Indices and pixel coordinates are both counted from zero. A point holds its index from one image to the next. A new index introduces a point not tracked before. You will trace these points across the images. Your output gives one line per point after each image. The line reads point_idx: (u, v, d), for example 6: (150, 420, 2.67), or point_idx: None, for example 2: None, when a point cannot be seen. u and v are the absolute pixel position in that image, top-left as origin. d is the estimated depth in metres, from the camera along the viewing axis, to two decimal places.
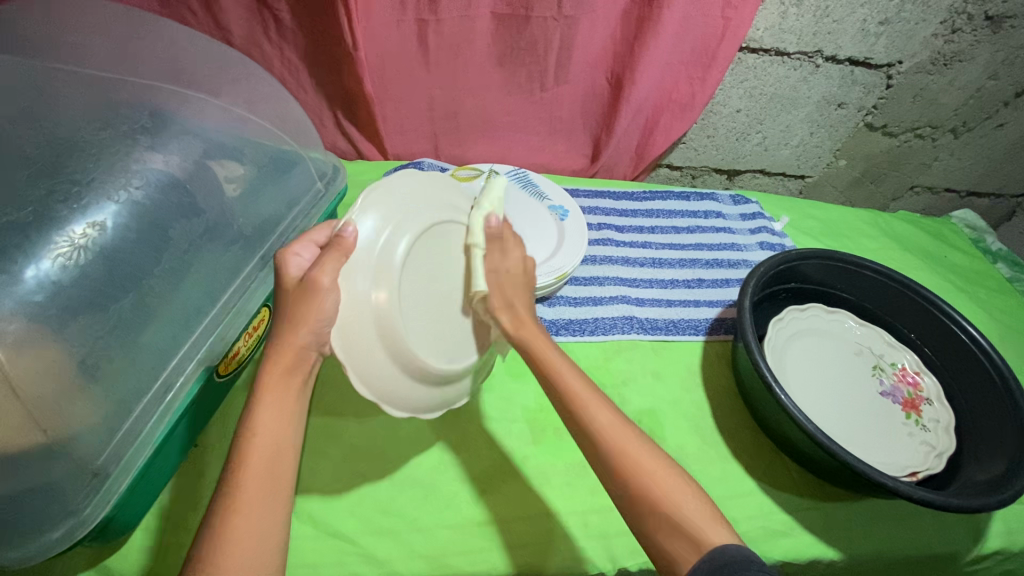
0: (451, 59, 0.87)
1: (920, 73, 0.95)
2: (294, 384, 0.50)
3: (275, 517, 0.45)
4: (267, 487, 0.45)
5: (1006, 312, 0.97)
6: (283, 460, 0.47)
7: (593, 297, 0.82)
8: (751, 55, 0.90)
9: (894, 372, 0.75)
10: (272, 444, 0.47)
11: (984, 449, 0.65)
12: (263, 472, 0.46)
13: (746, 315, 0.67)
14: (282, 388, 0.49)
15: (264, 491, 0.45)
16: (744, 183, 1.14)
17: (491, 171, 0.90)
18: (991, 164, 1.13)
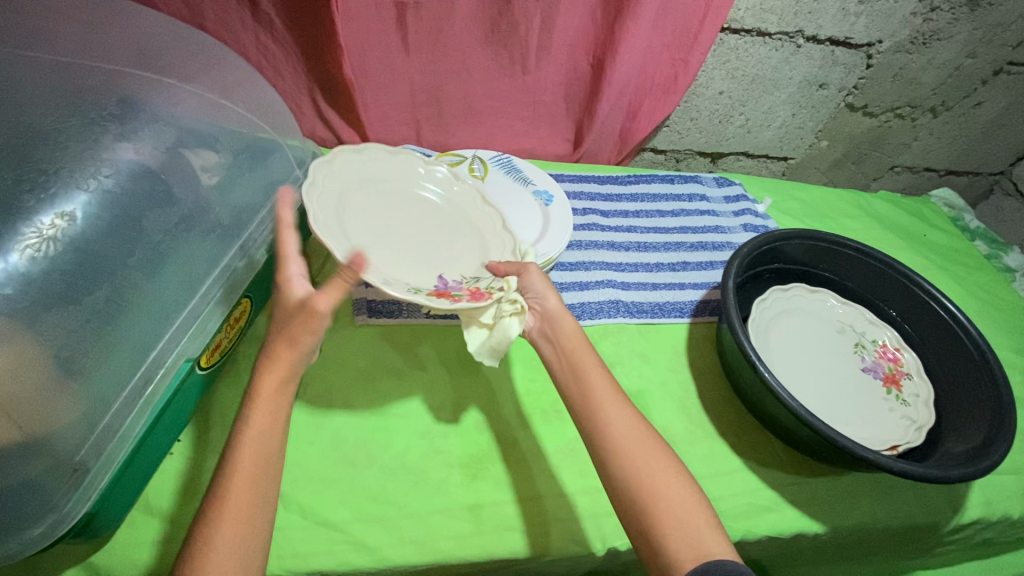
0: (430, 43, 0.86)
1: (900, 52, 0.95)
2: (285, 397, 0.50)
3: (259, 518, 0.45)
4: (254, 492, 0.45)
5: (985, 288, 0.99)
6: (271, 467, 0.47)
7: (579, 281, 0.82)
8: (732, 36, 0.89)
9: (875, 349, 0.76)
10: (258, 456, 0.47)
11: (961, 421, 0.67)
12: (252, 477, 0.46)
13: (730, 295, 0.67)
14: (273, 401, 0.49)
15: (251, 497, 0.45)
16: (728, 166, 1.14)
17: (474, 157, 0.89)
18: (969, 142, 1.14)
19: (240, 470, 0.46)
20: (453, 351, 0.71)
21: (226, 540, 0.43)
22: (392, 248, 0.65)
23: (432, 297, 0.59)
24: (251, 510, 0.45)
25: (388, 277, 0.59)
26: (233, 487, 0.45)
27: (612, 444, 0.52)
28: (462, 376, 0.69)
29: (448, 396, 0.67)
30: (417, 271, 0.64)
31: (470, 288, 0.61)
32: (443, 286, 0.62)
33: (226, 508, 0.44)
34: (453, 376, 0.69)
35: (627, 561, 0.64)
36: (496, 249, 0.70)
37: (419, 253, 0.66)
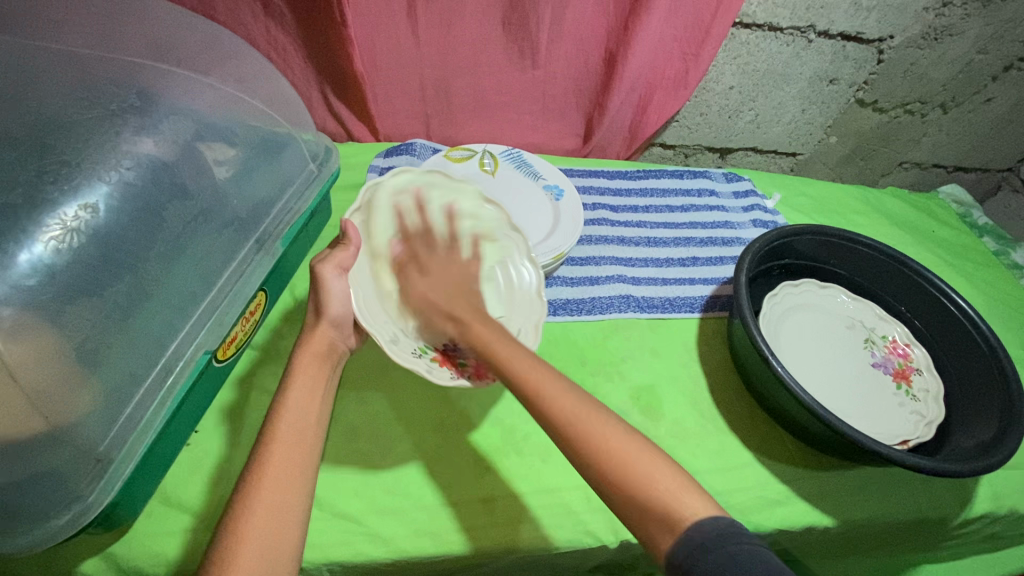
0: (441, 37, 0.86)
1: (911, 48, 0.95)
2: (323, 367, 0.55)
3: (298, 482, 0.48)
4: (293, 455, 0.49)
5: (992, 285, 0.99)
6: (310, 435, 0.51)
7: (590, 275, 0.82)
8: (744, 30, 0.89)
9: (885, 344, 0.76)
10: (298, 422, 0.51)
11: (971, 415, 0.68)
12: (289, 445, 0.49)
13: (743, 290, 0.67)
14: (315, 367, 0.55)
15: (292, 461, 0.49)
16: (737, 161, 1.14)
17: (485, 151, 0.89)
18: (978, 139, 1.14)
19: (281, 437, 0.49)
20: None
21: (267, 495, 0.46)
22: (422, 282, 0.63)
23: (434, 366, 0.58)
24: (289, 470, 0.48)
25: (398, 332, 0.60)
26: (275, 449, 0.49)
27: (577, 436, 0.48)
28: None
29: (461, 390, 0.67)
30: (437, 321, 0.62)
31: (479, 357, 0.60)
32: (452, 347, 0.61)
33: (264, 469, 0.47)
34: None
35: (638, 554, 0.65)
36: (520, 313, 0.64)
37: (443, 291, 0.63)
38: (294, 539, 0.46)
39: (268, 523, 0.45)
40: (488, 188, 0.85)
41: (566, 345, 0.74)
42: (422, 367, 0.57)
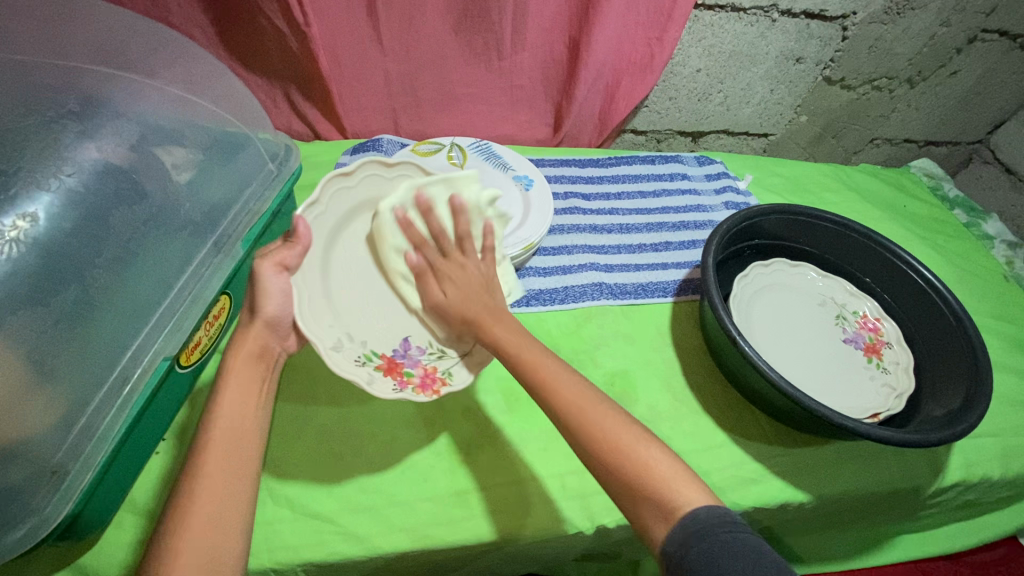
0: (403, 31, 0.86)
1: (874, 24, 0.95)
2: (258, 370, 0.55)
3: (238, 484, 0.48)
4: (229, 457, 0.49)
5: (964, 256, 1.00)
6: (245, 438, 0.50)
7: (563, 264, 0.82)
8: (707, 12, 0.88)
9: (856, 320, 0.77)
10: (229, 425, 0.50)
11: (940, 382, 0.68)
12: (223, 452, 0.49)
13: (710, 272, 0.67)
14: (250, 372, 0.54)
15: (224, 471, 0.48)
16: (709, 145, 1.13)
17: (452, 144, 0.89)
18: (946, 112, 1.15)
19: (212, 446, 0.49)
20: None
21: (203, 500, 0.46)
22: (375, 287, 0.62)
23: (377, 376, 0.57)
24: (229, 473, 0.48)
25: (343, 337, 0.58)
26: (208, 451, 0.49)
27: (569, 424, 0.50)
28: None
29: None
30: (382, 324, 0.61)
31: (423, 368, 0.58)
32: (400, 355, 0.59)
33: (198, 477, 0.47)
34: None
35: (617, 539, 0.65)
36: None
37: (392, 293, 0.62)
38: (232, 548, 0.46)
39: (202, 538, 0.44)
40: None
41: (540, 334, 0.74)
42: (363, 378, 0.55)
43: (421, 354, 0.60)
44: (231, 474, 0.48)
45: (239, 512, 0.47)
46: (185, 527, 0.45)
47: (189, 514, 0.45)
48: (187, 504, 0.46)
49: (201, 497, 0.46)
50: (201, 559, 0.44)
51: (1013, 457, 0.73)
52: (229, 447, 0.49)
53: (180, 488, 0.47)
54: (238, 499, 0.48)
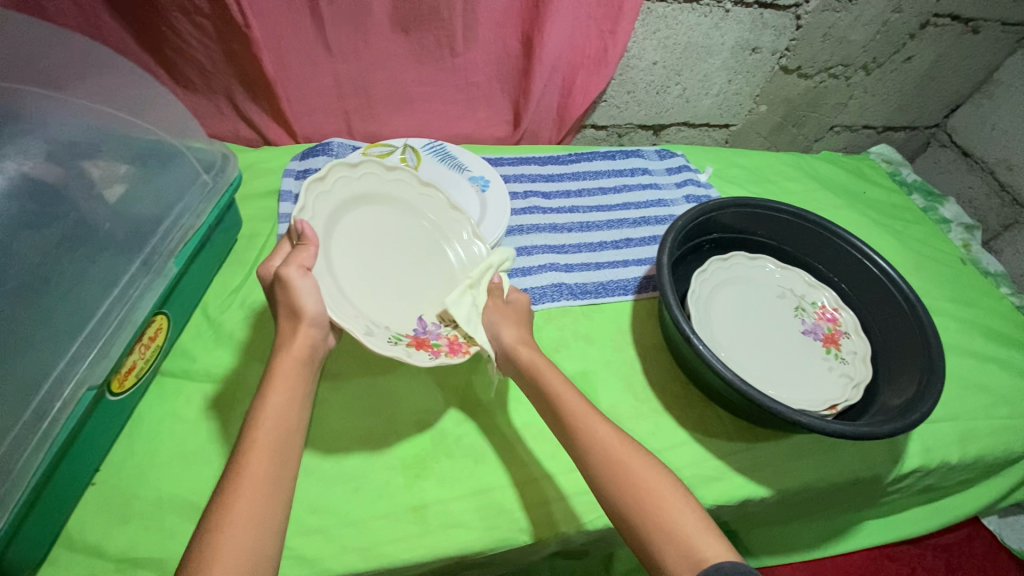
0: (348, 30, 0.83)
1: (827, 12, 0.94)
2: (304, 373, 0.52)
3: (281, 473, 0.46)
4: (276, 450, 0.47)
5: (921, 241, 1.01)
6: (292, 433, 0.49)
7: (522, 265, 0.81)
8: (659, 4, 0.87)
9: (815, 311, 0.77)
10: (280, 417, 0.49)
11: (896, 369, 0.69)
12: (267, 451, 0.47)
13: (665, 271, 0.66)
14: (294, 372, 0.52)
15: (268, 468, 0.46)
16: (671, 137, 1.13)
17: (405, 146, 0.86)
18: (902, 98, 1.15)
19: (256, 442, 0.47)
20: None
21: (247, 494, 0.44)
22: (384, 281, 0.65)
23: (411, 350, 0.59)
24: (275, 464, 0.46)
25: (370, 323, 0.59)
26: (254, 445, 0.47)
27: (603, 461, 0.51)
28: (403, 377, 0.67)
29: (388, 397, 0.65)
30: (398, 311, 0.64)
31: (449, 337, 0.62)
32: (422, 331, 0.63)
33: (241, 478, 0.45)
34: (393, 376, 0.66)
35: (581, 544, 0.64)
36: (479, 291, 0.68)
37: (401, 284, 0.66)
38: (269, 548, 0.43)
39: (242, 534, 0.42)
40: None
41: None
42: (401, 353, 0.58)
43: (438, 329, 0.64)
44: (278, 469, 0.46)
45: (277, 507, 0.45)
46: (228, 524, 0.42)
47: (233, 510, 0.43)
48: (230, 501, 0.44)
49: (245, 493, 0.44)
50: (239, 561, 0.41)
51: (968, 440, 0.75)
52: (276, 443, 0.48)
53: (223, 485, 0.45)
54: (279, 496, 0.46)
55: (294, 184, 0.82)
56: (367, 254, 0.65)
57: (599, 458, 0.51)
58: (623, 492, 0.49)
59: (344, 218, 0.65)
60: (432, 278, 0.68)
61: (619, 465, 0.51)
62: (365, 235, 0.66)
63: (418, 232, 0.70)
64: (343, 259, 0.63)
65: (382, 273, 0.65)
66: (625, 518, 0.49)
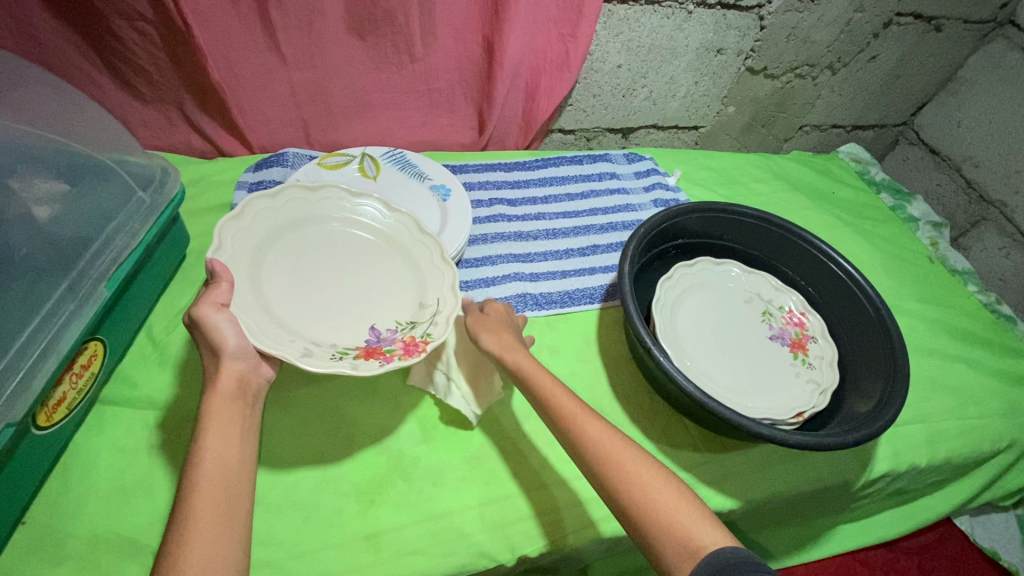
0: (301, 37, 0.81)
1: (790, 12, 0.93)
2: (237, 407, 0.50)
3: (229, 526, 0.44)
4: (220, 503, 0.44)
5: (889, 240, 1.01)
6: (236, 480, 0.46)
7: (485, 275, 0.79)
8: (620, 6, 0.85)
9: (782, 315, 0.76)
10: (219, 465, 0.46)
11: (863, 373, 0.68)
12: (215, 491, 0.45)
13: (626, 280, 0.64)
14: (227, 409, 0.49)
15: (217, 506, 0.44)
16: (640, 140, 1.11)
17: (363, 154, 0.83)
18: (869, 96, 1.15)
19: (203, 482, 0.45)
20: None
21: (196, 553, 0.41)
22: (327, 300, 0.62)
23: (358, 361, 0.56)
24: (220, 518, 0.44)
25: (309, 344, 0.57)
26: (194, 503, 0.44)
27: (598, 459, 0.50)
28: (359, 397, 0.64)
29: (344, 419, 0.62)
30: (345, 327, 0.60)
31: (402, 339, 0.58)
32: (374, 340, 0.59)
33: (192, 520, 0.43)
34: (349, 397, 0.64)
35: (546, 564, 0.62)
36: (434, 286, 0.64)
37: (347, 300, 0.63)
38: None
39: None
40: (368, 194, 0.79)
41: None
42: (345, 366, 0.54)
43: (393, 334, 0.60)
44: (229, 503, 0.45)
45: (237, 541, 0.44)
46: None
47: (184, 574, 0.40)
48: (183, 547, 0.42)
49: (196, 536, 0.42)
50: None
51: (937, 441, 0.74)
52: (224, 477, 0.46)
53: (173, 532, 0.43)
54: (235, 531, 0.44)
55: (247, 197, 0.79)
56: (303, 278, 0.63)
57: (593, 457, 0.50)
58: (620, 491, 0.48)
59: (271, 248, 0.63)
60: (380, 288, 0.65)
61: (614, 464, 0.50)
62: (298, 260, 0.64)
63: (355, 244, 0.68)
64: (275, 288, 0.60)
65: (325, 291, 0.63)
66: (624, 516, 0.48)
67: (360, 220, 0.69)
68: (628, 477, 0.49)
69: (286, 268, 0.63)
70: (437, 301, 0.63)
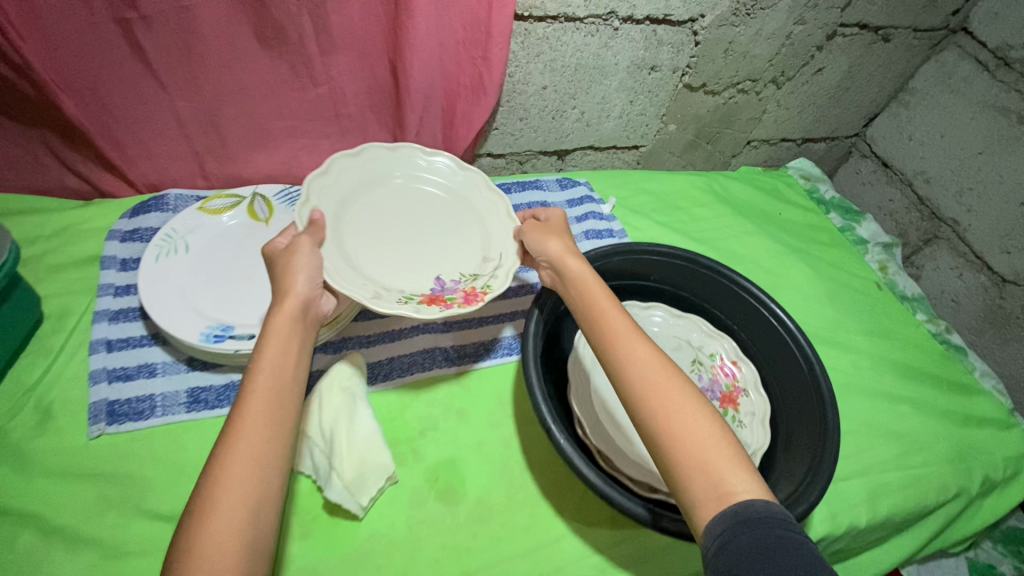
0: (178, 65, 0.71)
1: (725, 26, 0.87)
2: (296, 330, 0.50)
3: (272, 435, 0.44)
4: (270, 405, 0.45)
5: (836, 266, 0.95)
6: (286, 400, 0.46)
7: (391, 327, 0.70)
8: (538, 24, 0.78)
9: (712, 365, 0.70)
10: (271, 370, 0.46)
11: (796, 433, 0.63)
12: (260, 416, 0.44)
13: (530, 343, 0.59)
14: (283, 330, 0.49)
15: (258, 432, 0.43)
16: (577, 162, 1.04)
17: (254, 195, 0.74)
18: (818, 109, 1.10)
19: (252, 401, 0.44)
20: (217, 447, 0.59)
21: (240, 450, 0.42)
22: (406, 250, 0.68)
23: (421, 306, 0.62)
24: (265, 422, 0.44)
25: (380, 289, 0.62)
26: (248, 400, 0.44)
27: (639, 381, 0.48)
28: None
29: None
30: (412, 275, 0.66)
31: (463, 289, 0.64)
32: (438, 288, 0.65)
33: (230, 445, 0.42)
34: None
35: None
36: (496, 243, 0.70)
37: (415, 252, 0.68)
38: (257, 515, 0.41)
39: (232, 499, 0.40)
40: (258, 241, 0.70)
41: None
42: (410, 309, 0.59)
43: (456, 285, 0.66)
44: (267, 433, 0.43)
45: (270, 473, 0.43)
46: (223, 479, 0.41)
47: (228, 472, 0.41)
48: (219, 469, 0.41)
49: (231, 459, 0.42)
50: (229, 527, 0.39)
51: (879, 496, 0.69)
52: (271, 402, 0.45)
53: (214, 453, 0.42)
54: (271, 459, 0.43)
55: (121, 248, 0.70)
56: (382, 227, 0.69)
57: (634, 378, 0.49)
58: (656, 416, 0.46)
59: (350, 199, 0.68)
60: (444, 244, 0.70)
61: (657, 384, 0.48)
62: (374, 213, 0.69)
63: (431, 199, 0.73)
64: (354, 236, 0.66)
65: (401, 241, 0.69)
66: (653, 439, 0.46)
67: (435, 177, 0.75)
68: (681, 413, 0.46)
69: (363, 219, 0.68)
70: (499, 257, 0.69)
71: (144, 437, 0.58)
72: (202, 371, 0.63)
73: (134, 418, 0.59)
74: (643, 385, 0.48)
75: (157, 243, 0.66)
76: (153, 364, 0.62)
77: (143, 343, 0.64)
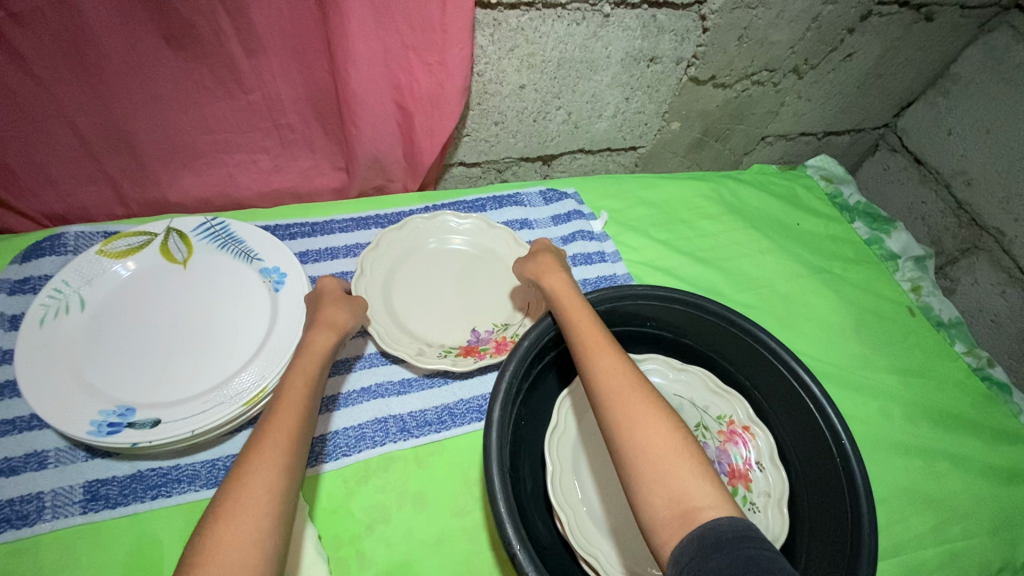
0: (63, 75, 0.57)
1: (739, 9, 0.72)
2: (318, 360, 0.51)
3: (291, 461, 0.43)
4: (287, 432, 0.44)
5: (862, 288, 0.83)
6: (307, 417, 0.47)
7: (335, 392, 0.59)
8: (511, 13, 0.64)
9: (720, 432, 0.59)
10: (295, 398, 0.47)
11: (819, 520, 0.52)
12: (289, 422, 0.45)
13: (494, 432, 0.46)
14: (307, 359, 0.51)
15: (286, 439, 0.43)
16: (565, 168, 0.91)
17: (168, 231, 0.62)
18: (845, 100, 0.95)
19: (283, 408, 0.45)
20: (117, 560, 0.48)
21: (256, 474, 0.41)
22: (439, 302, 0.67)
23: (458, 358, 0.61)
24: (284, 446, 0.43)
25: (421, 345, 0.62)
26: (270, 426, 0.44)
27: (605, 396, 0.46)
28: None
29: None
30: (448, 325, 0.65)
31: (496, 339, 0.63)
32: (473, 338, 0.64)
33: (258, 450, 0.42)
34: None
35: None
36: (520, 288, 0.69)
37: (452, 303, 0.67)
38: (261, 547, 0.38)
39: (256, 502, 0.39)
40: (174, 293, 0.60)
41: None
42: (448, 363, 0.59)
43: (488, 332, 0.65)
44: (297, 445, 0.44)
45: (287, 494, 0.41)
46: (238, 505, 0.39)
47: (248, 474, 0.41)
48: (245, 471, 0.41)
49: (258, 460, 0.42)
50: (241, 542, 0.37)
51: None
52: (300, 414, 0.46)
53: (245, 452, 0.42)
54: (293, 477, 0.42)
55: (8, 302, 0.59)
56: (421, 284, 0.68)
57: (601, 392, 0.46)
58: (616, 424, 0.44)
59: (395, 265, 0.68)
60: (475, 293, 0.68)
61: (623, 393, 0.46)
62: (420, 273, 0.69)
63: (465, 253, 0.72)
64: (401, 296, 0.66)
65: (436, 293, 0.68)
66: (616, 455, 0.44)
67: (471, 232, 0.73)
68: (648, 422, 0.43)
69: (406, 280, 0.68)
70: (526, 304, 0.68)
71: (26, 554, 0.47)
72: (103, 459, 0.52)
73: (16, 525, 0.48)
74: (609, 393, 0.46)
75: (42, 301, 0.54)
76: (43, 453, 0.52)
77: (30, 427, 0.53)
